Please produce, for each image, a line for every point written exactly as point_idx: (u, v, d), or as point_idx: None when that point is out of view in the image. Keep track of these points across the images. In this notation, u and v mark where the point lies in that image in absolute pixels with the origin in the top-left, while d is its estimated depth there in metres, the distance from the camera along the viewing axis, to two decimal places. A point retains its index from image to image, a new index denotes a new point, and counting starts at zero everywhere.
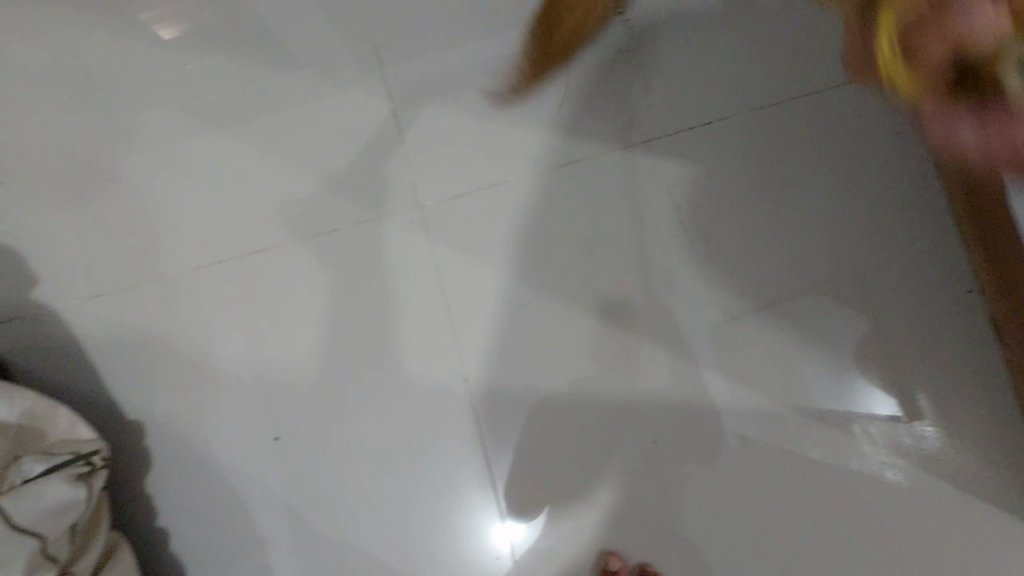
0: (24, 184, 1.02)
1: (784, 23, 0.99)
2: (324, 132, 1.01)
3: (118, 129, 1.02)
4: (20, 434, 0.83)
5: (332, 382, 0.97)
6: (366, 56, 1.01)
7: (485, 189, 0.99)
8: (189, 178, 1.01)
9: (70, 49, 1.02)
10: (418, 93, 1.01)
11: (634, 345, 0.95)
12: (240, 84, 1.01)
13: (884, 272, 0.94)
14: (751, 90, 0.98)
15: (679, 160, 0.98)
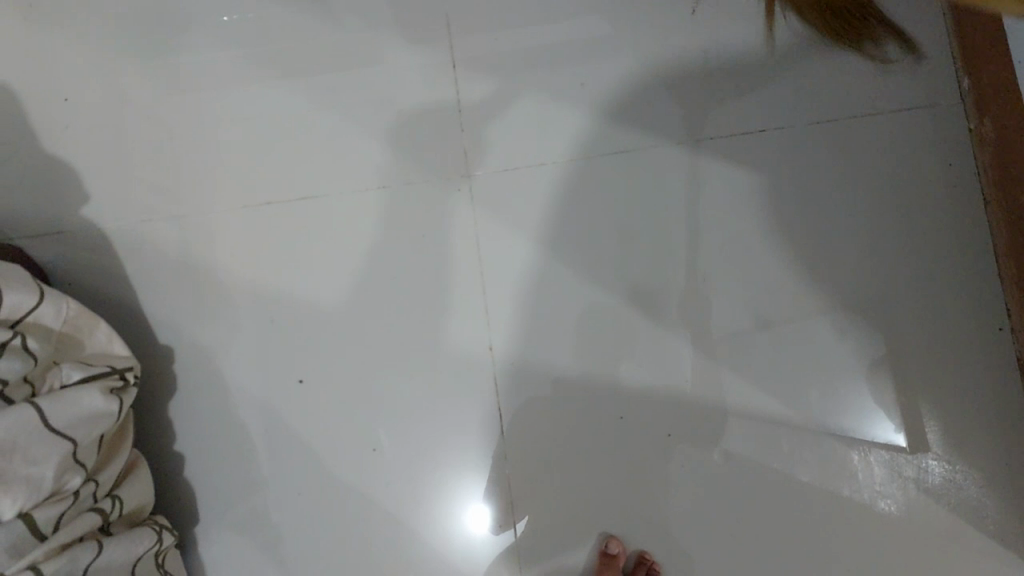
0: (85, 104, 1.04)
1: (850, 44, 1.00)
2: (384, 90, 1.02)
3: (183, 62, 1.04)
4: (61, 340, 0.85)
5: (362, 333, 0.99)
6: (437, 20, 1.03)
7: (535, 166, 1.00)
8: (247, 118, 1.03)
9: None
10: (482, 65, 1.02)
11: (661, 339, 0.97)
12: (309, 36, 1.03)
13: (917, 301, 0.96)
14: (810, 104, 0.99)
15: (729, 164, 0.99)
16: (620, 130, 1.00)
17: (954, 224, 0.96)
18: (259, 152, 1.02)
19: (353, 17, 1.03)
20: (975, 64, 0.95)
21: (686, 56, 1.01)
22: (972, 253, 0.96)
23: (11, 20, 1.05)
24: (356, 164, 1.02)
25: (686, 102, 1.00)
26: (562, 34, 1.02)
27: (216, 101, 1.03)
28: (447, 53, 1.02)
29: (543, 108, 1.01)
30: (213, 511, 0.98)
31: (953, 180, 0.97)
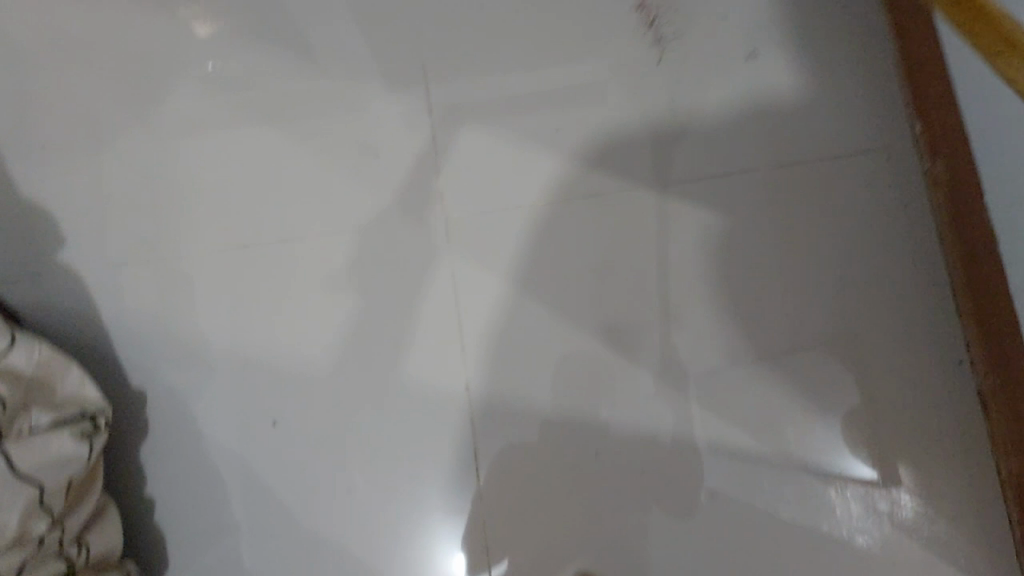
0: (62, 149, 1.05)
1: (807, 92, 1.04)
2: (360, 136, 1.05)
3: (161, 109, 1.06)
4: (31, 385, 0.84)
5: (337, 374, 1.00)
6: (413, 67, 1.06)
7: (509, 208, 1.03)
8: (224, 162, 1.05)
9: (127, 32, 1.07)
10: (456, 111, 1.05)
11: (635, 377, 0.98)
12: (287, 84, 1.06)
13: (880, 337, 0.98)
14: (771, 148, 1.03)
15: (696, 205, 1.02)
16: (592, 171, 1.03)
17: (913, 263, 1.00)
18: (236, 193, 1.04)
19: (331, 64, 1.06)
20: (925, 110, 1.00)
21: (652, 102, 1.04)
22: (931, 290, 0.99)
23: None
24: (332, 206, 1.03)
25: (654, 143, 1.04)
26: (535, 79, 1.05)
27: (194, 143, 1.05)
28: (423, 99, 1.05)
29: (516, 149, 1.04)
30: (184, 557, 0.96)
31: (910, 220, 1.01)
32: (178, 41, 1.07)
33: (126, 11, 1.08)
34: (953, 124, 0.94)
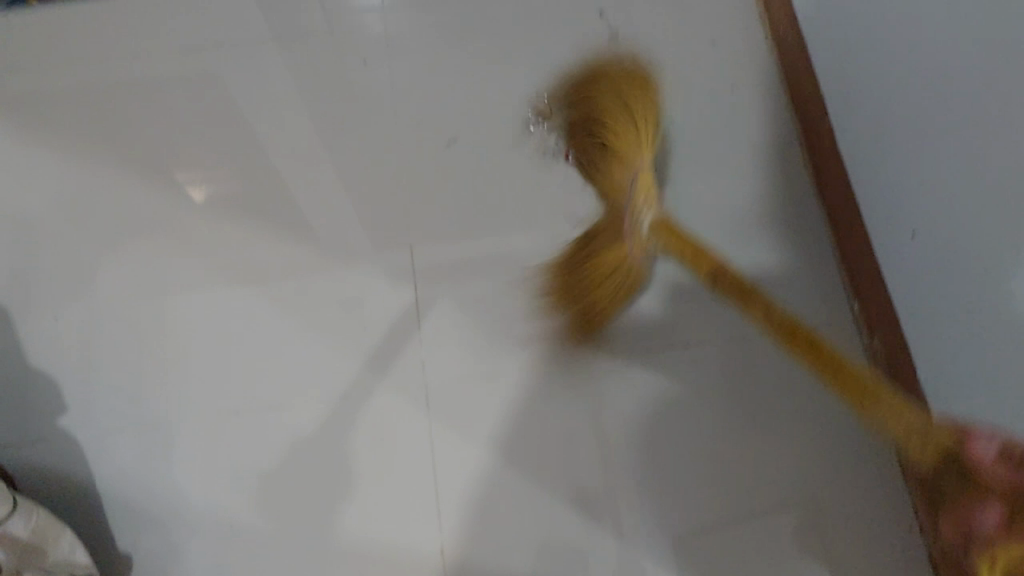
0: (74, 323, 1.13)
1: (759, 266, 1.11)
2: (348, 308, 1.13)
3: (166, 283, 1.15)
4: (26, 551, 0.88)
5: (318, 538, 1.03)
6: (396, 236, 1.16)
7: (485, 376, 1.10)
8: (219, 332, 1.12)
9: (142, 216, 1.19)
10: (437, 286, 1.14)
11: (605, 542, 1.03)
12: (283, 260, 1.16)
13: (837, 503, 1.04)
14: (725, 322, 1.12)
15: (659, 374, 1.10)
16: (558, 333, 1.11)
17: (862, 431, 1.06)
18: (229, 359, 1.11)
19: (320, 232, 1.17)
20: (859, 288, 1.07)
21: None
22: (880, 457, 1.05)
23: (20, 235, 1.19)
24: (319, 374, 1.10)
25: (614, 309, 1.12)
26: (506, 249, 1.15)
27: (185, 311, 1.13)
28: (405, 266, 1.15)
29: (488, 317, 1.12)
30: None
31: None
32: (181, 212, 1.18)
33: (138, 185, 1.20)
34: (880, 310, 1.03)
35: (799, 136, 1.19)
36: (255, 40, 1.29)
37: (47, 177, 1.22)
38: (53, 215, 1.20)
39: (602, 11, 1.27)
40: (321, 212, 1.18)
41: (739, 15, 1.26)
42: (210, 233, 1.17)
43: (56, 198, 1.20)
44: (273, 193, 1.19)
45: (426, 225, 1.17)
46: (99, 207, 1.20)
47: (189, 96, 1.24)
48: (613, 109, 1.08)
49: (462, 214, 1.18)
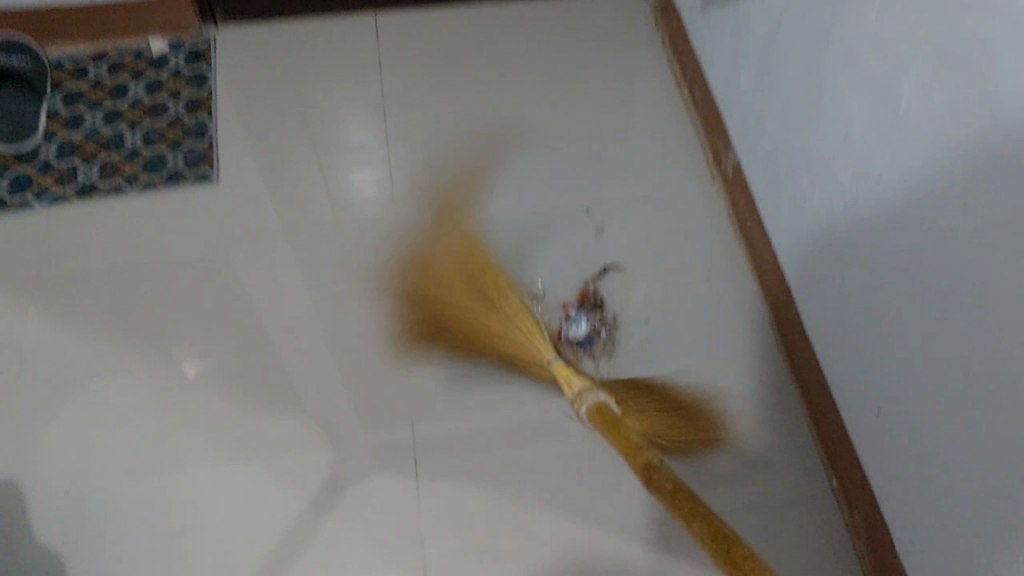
0: (62, 499, 1.10)
1: (746, 437, 1.14)
2: (343, 477, 1.11)
3: (159, 456, 1.13)
4: None
5: None
6: (381, 417, 1.16)
7: (489, 552, 1.07)
8: (211, 506, 1.09)
9: (138, 384, 1.18)
10: (435, 456, 1.13)
11: None
12: (279, 429, 1.15)
13: None
14: (726, 488, 1.09)
15: (664, 549, 1.07)
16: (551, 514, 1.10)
17: None
18: (220, 543, 1.07)
19: (306, 414, 1.16)
20: (834, 460, 1.09)
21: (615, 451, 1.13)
22: None
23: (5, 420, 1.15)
24: (313, 549, 1.07)
25: (601, 497, 1.10)
26: (494, 431, 1.15)
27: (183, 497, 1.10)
28: (391, 449, 1.13)
29: (490, 489, 1.11)
30: None
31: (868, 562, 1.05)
32: (179, 379, 1.18)
33: (135, 351, 1.20)
34: (860, 481, 1.04)
35: (770, 320, 1.23)
36: (251, 224, 1.32)
37: (41, 342, 1.21)
38: (45, 397, 1.17)
39: (585, 203, 1.34)
40: (307, 393, 1.17)
41: (708, 205, 1.33)
42: (201, 416, 1.15)
43: (41, 372, 1.18)
44: (271, 359, 1.20)
45: (411, 407, 1.16)
46: (91, 388, 1.17)
47: (192, 264, 1.28)
48: (483, 328, 1.11)
49: (450, 394, 1.17)
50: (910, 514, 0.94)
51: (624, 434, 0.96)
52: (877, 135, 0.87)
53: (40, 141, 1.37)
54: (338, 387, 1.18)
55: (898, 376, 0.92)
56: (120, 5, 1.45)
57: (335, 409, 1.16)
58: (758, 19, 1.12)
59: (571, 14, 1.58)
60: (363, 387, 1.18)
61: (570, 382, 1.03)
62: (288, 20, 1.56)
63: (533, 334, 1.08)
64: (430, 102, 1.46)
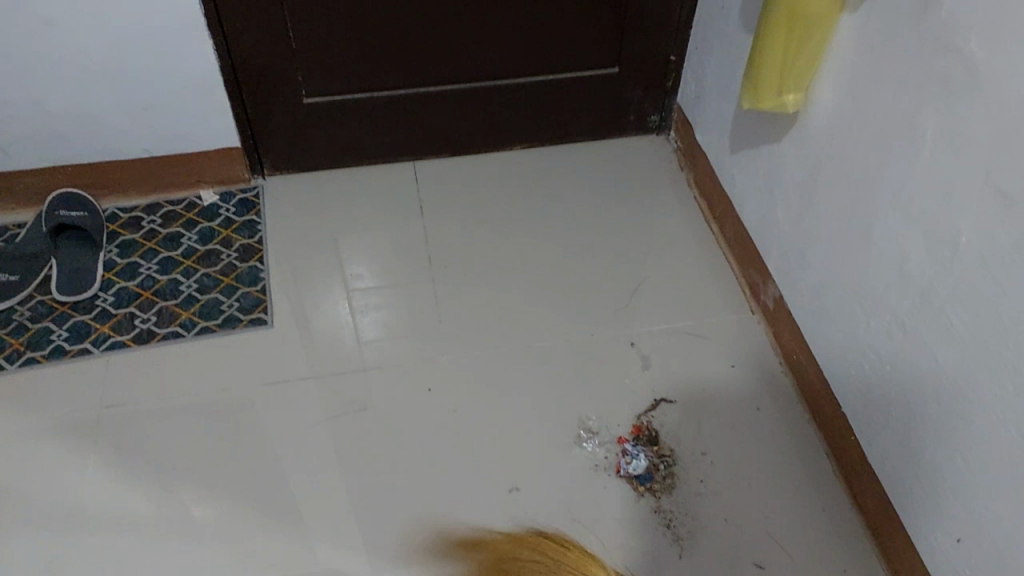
0: None
1: (816, 563, 1.12)
2: None
3: None
4: None
5: None
6: (442, 549, 1.13)
7: None
8: None
9: (183, 524, 1.15)
10: None
11: None
12: (332, 565, 1.11)
13: None
14: None
15: None
16: None
17: None
18: None
19: (364, 562, 1.11)
20: None
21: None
22: None
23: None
24: None
25: None
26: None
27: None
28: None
29: None
30: None
31: None
32: (230, 517, 1.16)
33: (181, 494, 1.18)
34: None
35: (825, 448, 1.23)
36: (304, 365, 1.33)
37: (81, 486, 1.18)
38: (96, 545, 1.12)
39: (630, 336, 1.37)
40: (363, 539, 1.13)
41: (749, 335, 1.37)
42: (258, 565, 1.11)
43: (80, 516, 1.15)
44: (323, 496, 1.18)
45: (473, 550, 1.12)
46: (133, 529, 1.14)
47: (242, 404, 1.28)
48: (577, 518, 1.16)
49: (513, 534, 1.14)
50: None
51: None
52: (936, 267, 0.93)
53: (98, 289, 1.41)
54: (397, 524, 1.15)
55: (967, 490, 0.93)
56: (176, 158, 1.53)
57: (395, 546, 1.13)
58: (799, 161, 1.20)
59: (598, 159, 1.68)
60: (424, 526, 1.15)
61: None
62: (332, 171, 1.64)
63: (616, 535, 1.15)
64: (469, 244, 1.52)
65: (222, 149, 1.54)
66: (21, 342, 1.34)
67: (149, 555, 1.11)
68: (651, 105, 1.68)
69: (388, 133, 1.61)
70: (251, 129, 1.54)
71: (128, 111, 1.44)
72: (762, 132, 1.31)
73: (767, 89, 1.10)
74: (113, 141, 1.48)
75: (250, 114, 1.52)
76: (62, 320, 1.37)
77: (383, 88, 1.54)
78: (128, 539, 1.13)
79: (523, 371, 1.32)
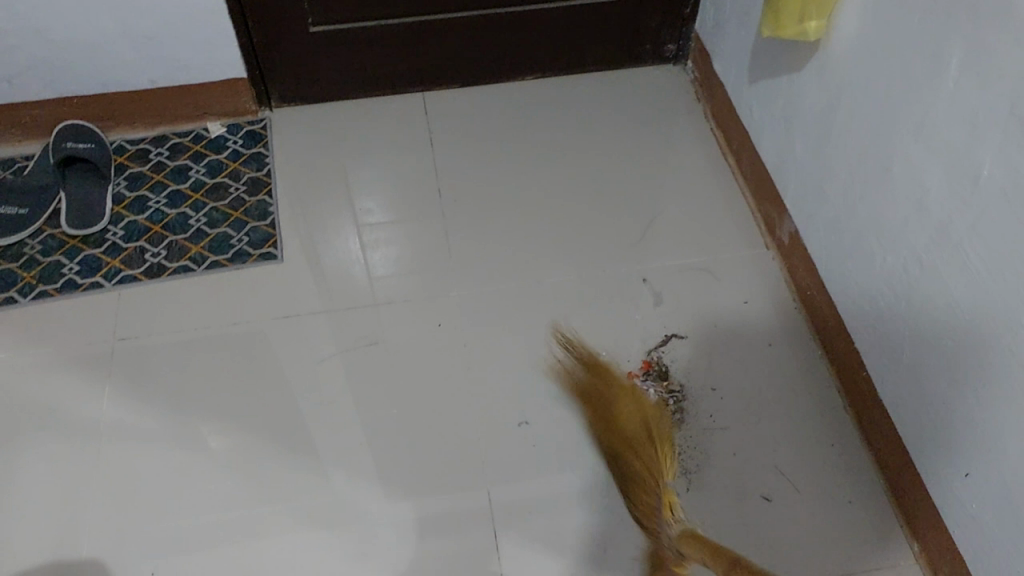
0: (118, 564, 1.08)
1: (820, 497, 1.13)
2: (415, 539, 1.10)
3: (219, 520, 1.11)
4: None
5: None
6: (452, 479, 1.15)
7: None
8: (279, 567, 1.08)
9: (197, 452, 1.17)
10: (507, 517, 1.11)
11: None
12: (342, 492, 1.13)
13: None
14: (802, 550, 1.09)
15: None
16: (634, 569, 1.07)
17: None
18: None
19: (375, 489, 1.14)
20: (913, 518, 1.08)
21: (699, 516, 1.11)
22: None
23: (76, 505, 1.12)
24: None
25: None
26: (567, 507, 1.12)
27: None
28: (465, 530, 1.10)
29: (569, 545, 1.09)
30: None
31: None
32: (243, 446, 1.18)
33: (195, 423, 1.19)
34: (943, 536, 1.03)
35: (836, 384, 1.23)
36: (314, 300, 1.33)
37: (98, 415, 1.20)
38: (113, 472, 1.15)
39: (642, 273, 1.36)
40: (374, 471, 1.15)
41: (763, 271, 1.36)
42: (271, 491, 1.14)
43: (97, 444, 1.17)
44: (334, 427, 1.19)
45: (482, 481, 1.14)
46: (149, 457, 1.16)
47: (253, 337, 1.28)
48: (632, 432, 1.03)
49: (522, 466, 1.16)
50: (994, 556, 0.93)
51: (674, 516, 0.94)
52: (956, 202, 0.90)
53: (108, 223, 1.40)
54: (407, 454, 1.17)
55: (974, 425, 0.92)
56: (181, 90, 1.50)
57: (404, 474, 1.15)
58: (819, 91, 1.16)
59: (612, 90, 1.64)
60: (433, 457, 1.17)
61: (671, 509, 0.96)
62: (340, 102, 1.61)
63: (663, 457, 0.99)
64: (479, 178, 1.49)
65: (227, 80, 1.51)
66: (33, 276, 1.34)
67: (167, 481, 1.14)
68: (668, 34, 1.62)
69: (397, 62, 1.57)
70: (257, 59, 1.51)
71: (132, 42, 1.41)
72: (781, 60, 1.26)
73: (787, 15, 1.06)
74: (117, 72, 1.46)
75: (256, 43, 1.48)
76: (72, 254, 1.37)
77: (391, 16, 1.50)
78: (145, 469, 1.15)
79: (534, 306, 1.32)
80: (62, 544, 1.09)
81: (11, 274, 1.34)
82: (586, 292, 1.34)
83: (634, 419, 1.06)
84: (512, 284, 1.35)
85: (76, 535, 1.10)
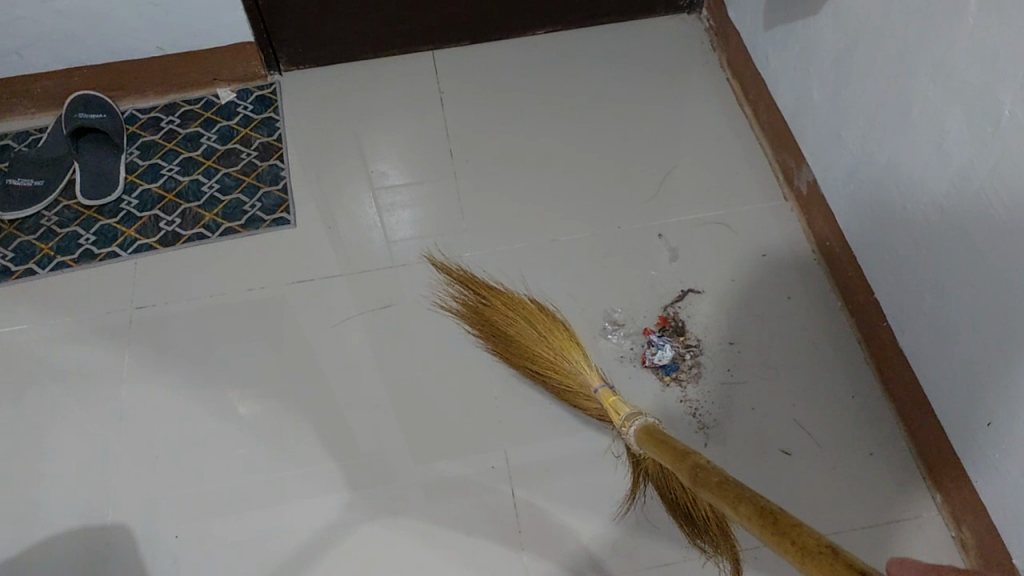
0: (146, 522, 1.11)
1: (841, 451, 1.12)
2: (433, 494, 1.11)
3: (243, 480, 1.14)
4: None
5: None
6: (470, 436, 1.16)
7: (584, 559, 1.06)
8: (302, 520, 1.10)
9: (220, 415, 1.19)
10: (527, 473, 1.12)
11: None
12: (362, 449, 1.15)
13: None
14: (822, 503, 1.08)
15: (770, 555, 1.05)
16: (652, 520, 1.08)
17: None
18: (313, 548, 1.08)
19: (394, 446, 1.15)
20: (934, 467, 1.08)
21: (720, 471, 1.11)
22: None
23: (105, 467, 1.15)
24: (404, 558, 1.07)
25: None
26: (588, 464, 1.12)
27: (291, 545, 1.09)
28: (485, 486, 1.12)
29: (587, 499, 1.10)
30: None
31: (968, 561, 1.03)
32: (263, 406, 1.19)
33: (214, 387, 1.21)
34: (964, 485, 1.02)
35: (857, 336, 1.21)
36: (329, 264, 1.33)
37: (121, 380, 1.22)
38: (139, 435, 1.18)
39: (658, 228, 1.34)
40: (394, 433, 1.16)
41: (781, 224, 1.33)
42: (292, 449, 1.16)
43: (122, 408, 1.20)
44: (352, 388, 1.20)
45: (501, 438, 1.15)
46: (174, 420, 1.19)
47: (270, 301, 1.29)
48: (541, 354, 1.12)
49: (539, 426, 1.16)
50: (1017, 503, 0.92)
51: (666, 445, 0.89)
52: (979, 144, 0.87)
53: (122, 193, 1.41)
54: (425, 413, 1.18)
55: (996, 373, 0.90)
56: (189, 57, 1.49)
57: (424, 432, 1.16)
58: (836, 34, 1.12)
59: (624, 43, 1.60)
60: (451, 415, 1.17)
61: (618, 411, 1.01)
62: (349, 65, 1.59)
63: (582, 363, 1.08)
64: (491, 136, 1.48)
65: (235, 45, 1.50)
66: (50, 247, 1.36)
67: (190, 444, 1.17)
68: None
69: (404, 20, 1.55)
70: (263, 22, 1.49)
71: (136, 8, 1.39)
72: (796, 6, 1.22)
73: None
74: (124, 42, 1.45)
75: (262, 7, 1.46)
76: (88, 224, 1.38)
77: None
78: (169, 435, 1.18)
79: (550, 264, 1.31)
80: (92, 507, 1.12)
81: (30, 245, 1.36)
82: (602, 248, 1.32)
83: (533, 330, 1.13)
84: (527, 241, 1.34)
85: (107, 500, 1.13)
